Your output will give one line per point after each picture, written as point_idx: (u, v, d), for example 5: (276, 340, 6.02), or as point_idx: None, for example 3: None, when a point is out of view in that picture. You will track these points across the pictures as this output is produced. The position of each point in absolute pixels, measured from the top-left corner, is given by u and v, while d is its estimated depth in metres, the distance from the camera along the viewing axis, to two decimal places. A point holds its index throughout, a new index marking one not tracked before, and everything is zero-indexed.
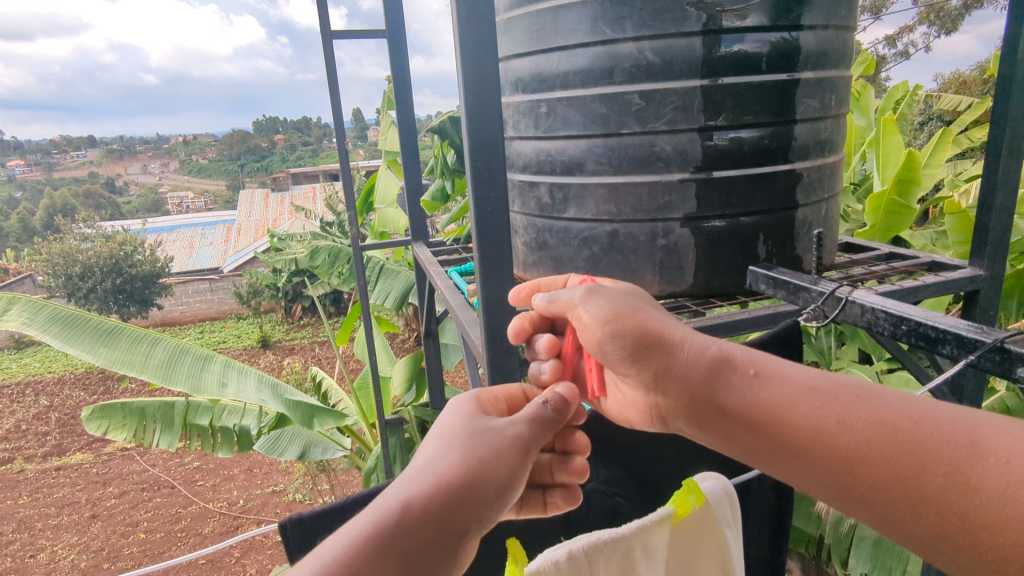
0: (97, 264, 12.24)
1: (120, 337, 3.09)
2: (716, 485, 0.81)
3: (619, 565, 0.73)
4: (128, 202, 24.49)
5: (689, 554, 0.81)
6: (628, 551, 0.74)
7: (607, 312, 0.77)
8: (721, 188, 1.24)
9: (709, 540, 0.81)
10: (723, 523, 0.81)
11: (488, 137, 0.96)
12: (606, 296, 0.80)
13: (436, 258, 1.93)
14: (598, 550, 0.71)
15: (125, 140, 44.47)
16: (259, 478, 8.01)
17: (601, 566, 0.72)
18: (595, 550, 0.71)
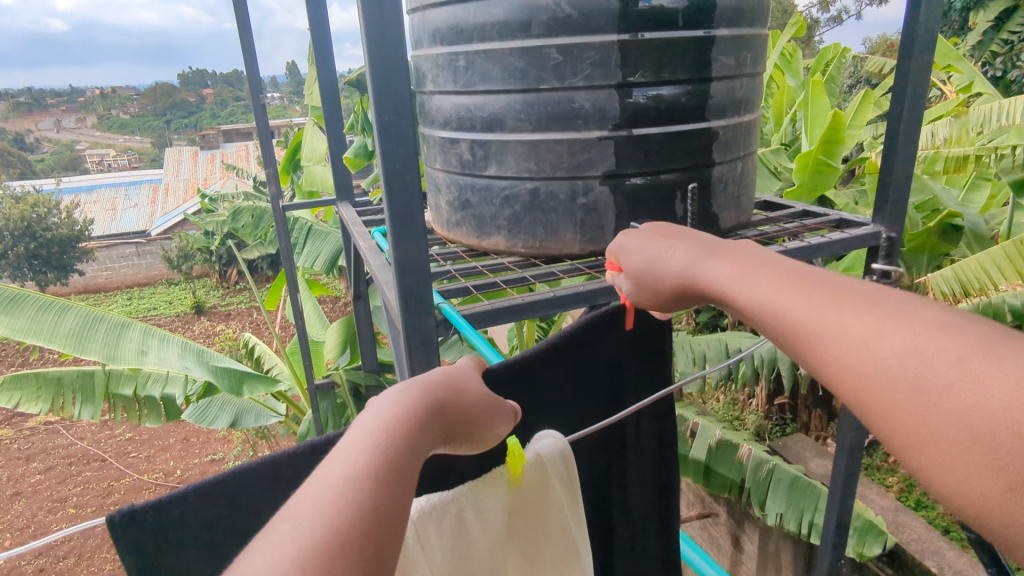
0: (7, 228, 11.41)
1: (24, 304, 2.90)
2: (550, 445, 0.86)
3: (451, 528, 0.79)
4: (40, 161, 22.73)
5: (529, 513, 0.86)
6: (458, 513, 0.79)
7: (643, 271, 0.83)
8: (640, 146, 1.24)
9: (546, 499, 0.86)
10: (555, 482, 0.86)
11: (395, 89, 0.92)
12: (637, 265, 0.84)
13: (360, 219, 1.88)
14: (427, 516, 0.77)
15: (38, 92, 41.46)
16: (197, 448, 7.81)
17: (431, 533, 0.77)
18: (423, 519, 0.76)
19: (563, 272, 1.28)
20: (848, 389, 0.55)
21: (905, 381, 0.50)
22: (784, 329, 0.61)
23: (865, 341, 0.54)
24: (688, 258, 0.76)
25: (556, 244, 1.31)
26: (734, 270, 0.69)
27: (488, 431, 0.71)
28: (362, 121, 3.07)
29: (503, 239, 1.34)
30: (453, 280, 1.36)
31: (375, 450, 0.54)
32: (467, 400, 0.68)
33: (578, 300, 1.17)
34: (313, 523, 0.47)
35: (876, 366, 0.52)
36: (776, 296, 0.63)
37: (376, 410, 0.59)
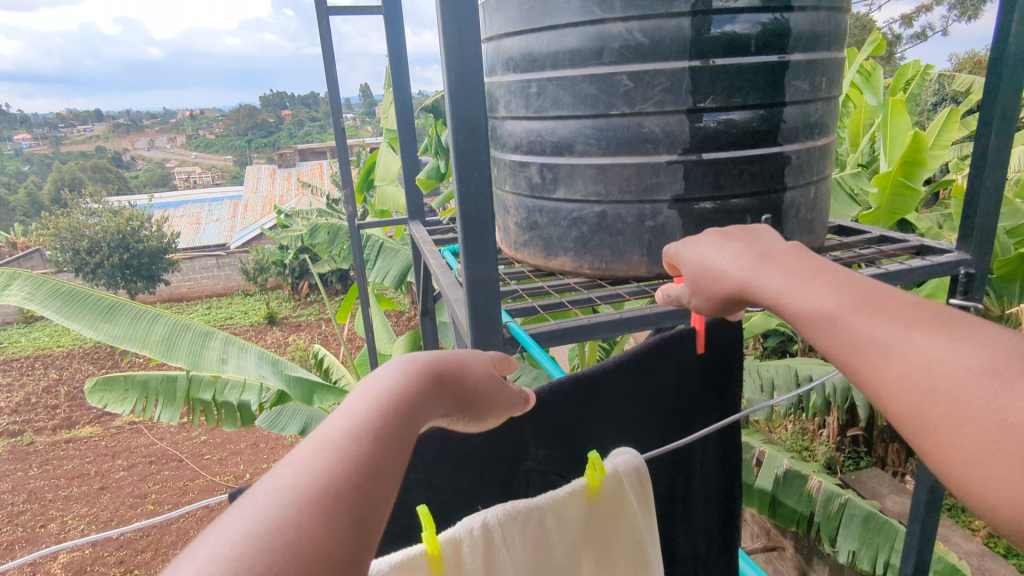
0: (104, 239, 12.35)
1: (121, 313, 3.13)
2: (627, 461, 0.87)
3: (534, 534, 0.80)
4: (134, 177, 24.41)
5: (605, 521, 0.87)
6: (541, 520, 0.80)
7: (701, 277, 0.81)
8: (710, 171, 1.24)
9: (622, 510, 0.87)
10: (631, 494, 0.86)
11: (471, 117, 0.97)
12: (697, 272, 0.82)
13: (431, 237, 1.95)
14: (513, 518, 0.77)
15: (135, 114, 44.80)
16: (265, 453, 8.12)
17: (516, 536, 0.78)
18: (510, 520, 0.77)
19: (629, 293, 1.29)
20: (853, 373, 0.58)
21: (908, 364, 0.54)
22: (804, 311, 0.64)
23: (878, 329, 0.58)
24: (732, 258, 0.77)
25: (623, 266, 1.32)
26: (764, 268, 0.72)
27: (488, 408, 0.71)
28: (436, 143, 3.16)
29: (569, 260, 1.37)
30: (521, 298, 1.38)
31: (387, 402, 0.55)
32: (472, 371, 0.69)
33: (645, 322, 1.18)
34: (326, 470, 0.47)
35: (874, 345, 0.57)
36: (802, 287, 0.66)
37: (378, 376, 0.59)
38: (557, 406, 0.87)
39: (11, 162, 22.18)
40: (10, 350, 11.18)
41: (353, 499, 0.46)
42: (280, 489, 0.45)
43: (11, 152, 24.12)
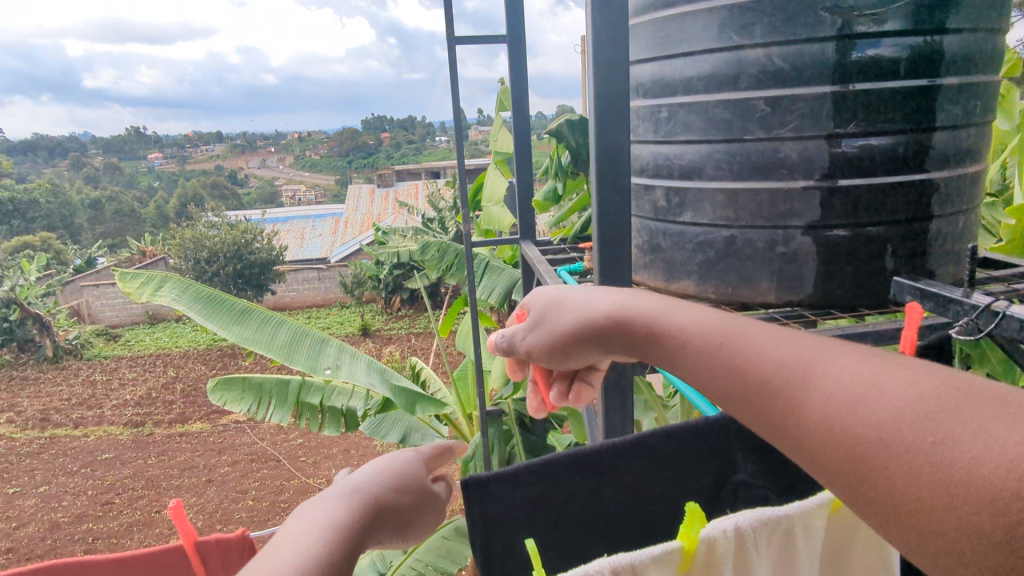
0: (222, 250, 13.42)
1: (252, 317, 3.43)
2: None
3: (781, 545, 0.73)
4: (248, 194, 26.40)
5: (845, 539, 0.79)
6: (790, 530, 0.73)
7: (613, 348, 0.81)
8: (847, 197, 1.21)
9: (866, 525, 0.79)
10: None
11: (615, 142, 1.04)
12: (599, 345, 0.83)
13: (546, 258, 2.00)
14: (763, 525, 0.72)
15: (250, 137, 48.55)
16: (356, 459, 8.05)
17: (763, 547, 0.72)
18: (760, 526, 0.71)
19: (757, 319, 1.27)
20: (772, 400, 0.58)
21: (843, 375, 0.53)
22: (691, 335, 0.69)
23: (789, 348, 0.59)
24: (606, 292, 0.85)
25: (749, 291, 1.31)
26: (628, 297, 0.81)
27: (427, 520, 0.72)
28: (556, 166, 3.26)
29: (691, 283, 1.37)
30: None
31: (318, 557, 0.58)
32: (408, 487, 0.70)
33: None
34: None
35: (800, 366, 0.57)
36: (675, 310, 0.74)
37: (308, 518, 0.62)
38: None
39: (147, 179, 24.65)
40: (136, 349, 12.21)
41: None
42: None
43: (144, 169, 26.63)
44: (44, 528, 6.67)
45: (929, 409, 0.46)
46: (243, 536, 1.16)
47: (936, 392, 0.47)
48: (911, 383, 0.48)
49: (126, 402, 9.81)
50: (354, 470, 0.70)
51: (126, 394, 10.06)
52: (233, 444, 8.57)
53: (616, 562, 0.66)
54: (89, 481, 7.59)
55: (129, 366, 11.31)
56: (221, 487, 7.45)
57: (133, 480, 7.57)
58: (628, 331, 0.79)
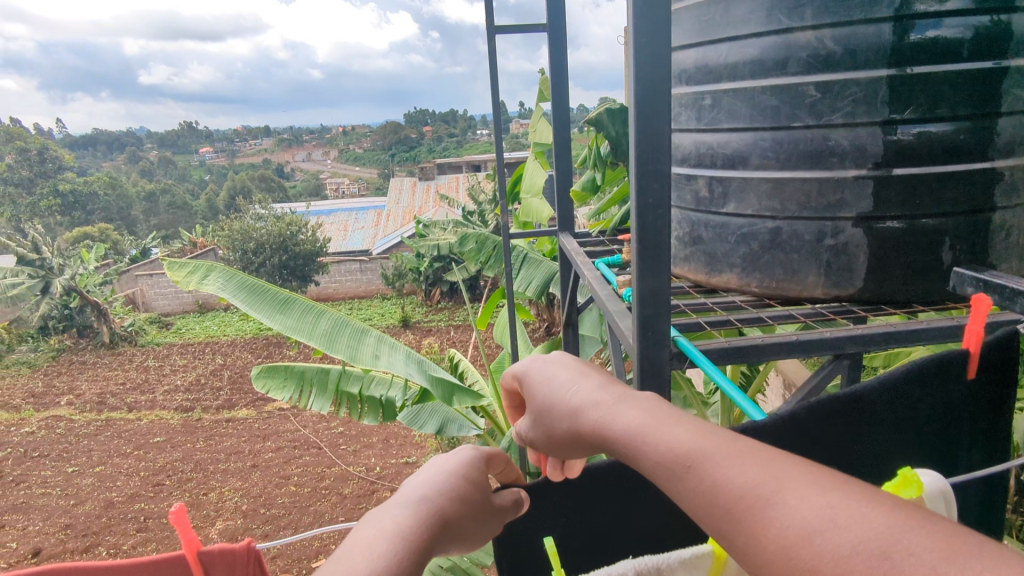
0: (268, 242, 13.77)
1: (294, 307, 3.50)
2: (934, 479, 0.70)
3: None
4: (293, 188, 26.97)
5: None
6: None
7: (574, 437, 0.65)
8: (901, 187, 1.15)
9: None
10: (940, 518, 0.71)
11: (655, 130, 1.01)
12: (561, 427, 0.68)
13: (584, 250, 1.97)
14: None
15: (296, 132, 49.61)
16: (395, 449, 8.13)
17: None
18: None
19: (803, 314, 1.22)
20: (732, 533, 0.46)
21: (806, 512, 0.42)
22: (657, 458, 0.53)
23: (748, 473, 0.46)
24: (583, 385, 0.67)
25: (795, 285, 1.26)
26: (598, 402, 0.63)
27: (485, 531, 0.68)
28: (596, 156, 3.22)
29: (734, 275, 1.33)
30: (682, 314, 1.36)
31: (396, 560, 0.54)
32: (470, 493, 0.66)
33: (820, 346, 1.14)
34: None
35: (761, 493, 0.45)
36: (652, 425, 0.56)
37: (378, 524, 0.58)
38: (819, 423, 0.78)
39: (197, 172, 25.42)
40: (186, 337, 12.63)
41: None
42: None
43: (196, 163, 27.52)
44: (99, 506, 6.96)
45: (888, 549, 0.38)
46: (248, 547, 1.19)
47: (897, 521, 0.39)
48: (869, 515, 0.40)
49: (177, 387, 10.19)
50: (413, 476, 0.66)
51: (177, 380, 10.44)
52: (277, 431, 8.78)
53: (642, 563, 0.70)
54: (141, 462, 7.88)
55: (180, 352, 11.71)
56: (265, 473, 7.64)
57: (182, 463, 7.83)
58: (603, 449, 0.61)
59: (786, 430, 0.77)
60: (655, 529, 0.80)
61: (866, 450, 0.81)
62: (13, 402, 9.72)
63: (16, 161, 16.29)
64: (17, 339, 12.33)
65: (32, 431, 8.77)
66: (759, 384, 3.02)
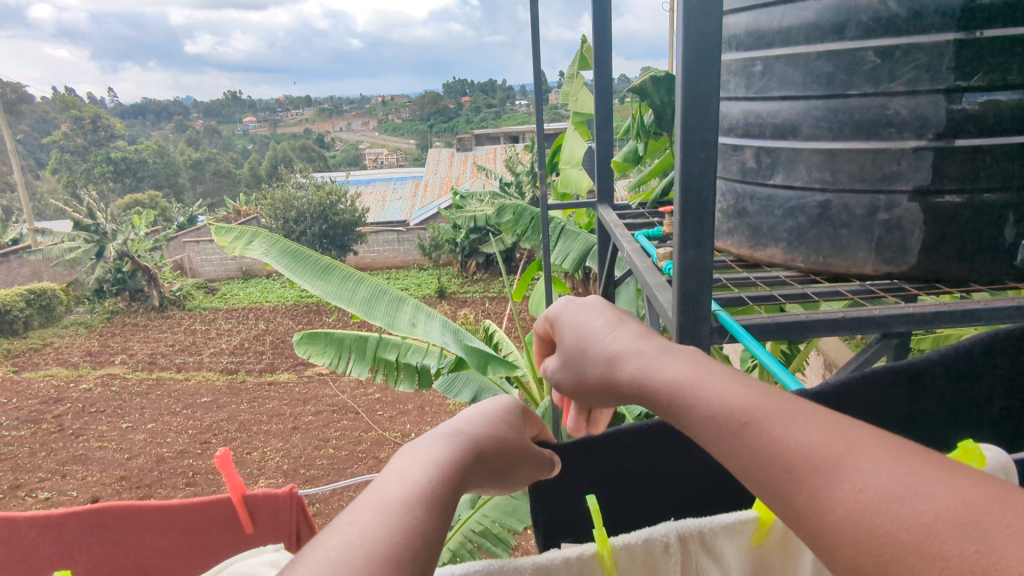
0: (309, 211, 14.00)
1: (334, 273, 3.57)
2: (996, 456, 0.66)
3: None
4: (333, 158, 27.25)
5: None
6: None
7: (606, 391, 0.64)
8: (964, 160, 1.09)
9: None
10: None
11: (705, 91, 0.97)
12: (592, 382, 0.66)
13: (623, 221, 1.95)
14: None
15: (336, 101, 49.86)
16: (430, 416, 8.28)
17: None
18: None
19: (850, 291, 1.17)
20: (798, 496, 0.45)
21: (880, 475, 0.41)
22: (705, 419, 0.52)
23: (812, 435, 0.45)
24: (624, 336, 0.65)
25: (844, 261, 1.22)
26: (641, 353, 0.61)
27: (522, 472, 0.70)
28: (638, 125, 3.16)
29: (778, 249, 1.30)
30: (723, 288, 1.33)
31: (427, 485, 0.54)
32: (505, 435, 0.67)
33: (869, 324, 1.09)
34: (380, 533, 0.47)
35: (826, 455, 0.44)
36: (702, 378, 0.55)
37: (413, 454, 0.58)
38: (872, 395, 0.77)
39: (241, 141, 25.90)
40: (231, 302, 13.01)
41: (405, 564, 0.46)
42: (326, 555, 0.45)
43: (240, 132, 28.02)
44: (151, 461, 7.31)
45: (980, 517, 0.37)
46: (288, 495, 1.20)
47: (986, 495, 0.38)
48: (951, 486, 0.39)
49: (222, 350, 10.56)
50: (452, 418, 0.67)
51: (222, 343, 10.81)
52: (317, 395, 9.03)
53: (684, 526, 0.69)
54: (189, 420, 8.23)
55: (225, 317, 12.09)
56: (306, 434, 7.89)
57: (228, 422, 8.15)
58: (644, 400, 0.60)
59: (836, 399, 0.77)
60: (690, 496, 0.81)
61: (921, 423, 0.79)
62: (72, 360, 10.25)
63: (71, 129, 16.91)
64: (74, 301, 12.93)
65: (90, 387, 9.24)
66: (800, 363, 2.95)
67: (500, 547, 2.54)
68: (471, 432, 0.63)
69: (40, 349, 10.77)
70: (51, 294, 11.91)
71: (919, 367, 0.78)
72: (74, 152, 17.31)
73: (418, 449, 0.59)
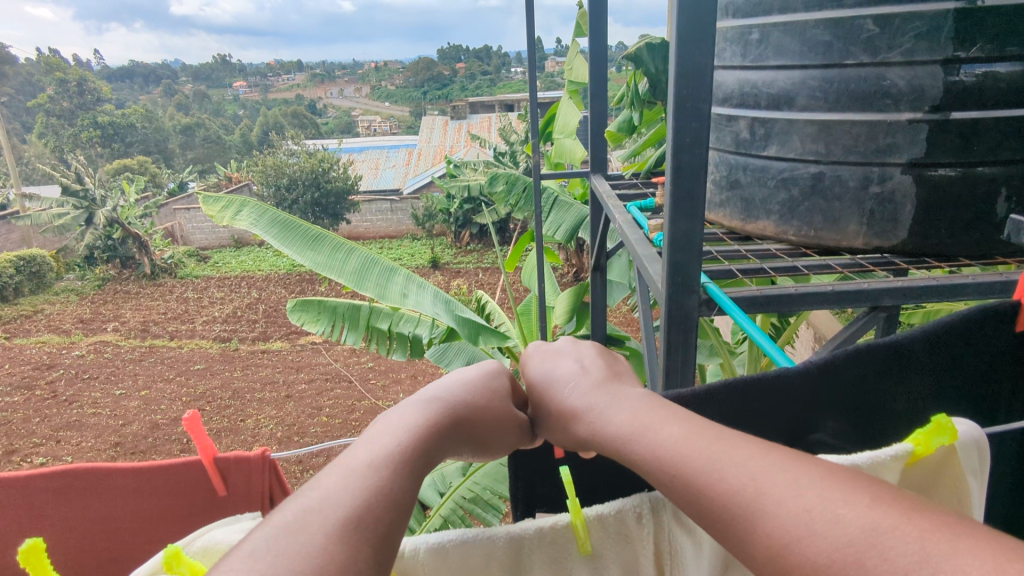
0: (301, 178, 13.83)
1: (324, 243, 3.54)
2: (971, 430, 0.66)
3: None
4: (326, 125, 26.82)
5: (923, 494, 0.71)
6: None
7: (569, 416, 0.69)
8: (960, 133, 1.08)
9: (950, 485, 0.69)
10: (971, 473, 0.66)
11: (697, 62, 0.95)
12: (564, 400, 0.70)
13: (616, 192, 1.93)
14: None
15: (327, 67, 48.87)
16: (424, 385, 8.32)
17: None
18: None
19: (840, 265, 1.17)
20: (725, 534, 0.50)
21: (786, 515, 0.46)
22: (648, 456, 0.57)
23: (733, 476, 0.50)
24: (576, 383, 0.71)
25: (834, 235, 1.22)
26: (589, 401, 0.67)
27: (503, 443, 0.71)
28: (633, 94, 3.10)
29: (769, 222, 1.29)
30: (714, 261, 1.32)
31: (400, 448, 0.54)
32: (490, 406, 0.68)
33: (857, 298, 1.10)
34: (343, 498, 0.48)
35: (742, 498, 0.49)
36: (648, 423, 0.59)
37: (390, 419, 0.59)
38: (857, 369, 0.77)
39: (231, 106, 25.41)
40: (223, 270, 12.94)
41: (367, 532, 0.47)
42: (287, 518, 0.46)
43: (230, 96, 27.52)
44: (146, 427, 7.34)
45: (860, 554, 0.42)
46: (263, 457, 1.13)
47: (874, 521, 0.43)
48: (841, 516, 0.44)
49: (215, 318, 10.53)
50: (436, 383, 0.68)
51: (214, 311, 10.78)
52: (310, 363, 9.04)
53: (657, 496, 0.69)
54: (183, 388, 8.25)
55: (217, 285, 12.03)
56: (299, 403, 7.92)
57: (221, 390, 8.18)
58: (595, 445, 0.65)
59: (822, 374, 0.77)
60: None
61: (901, 403, 0.80)
62: (63, 327, 10.19)
63: (57, 93, 16.54)
64: (65, 267, 12.82)
65: (83, 354, 9.23)
66: (790, 337, 2.96)
67: (490, 514, 2.56)
68: (453, 402, 0.64)
69: (31, 316, 10.71)
70: (41, 261, 11.80)
71: (898, 350, 0.78)
72: (61, 116, 16.98)
73: (395, 416, 0.60)
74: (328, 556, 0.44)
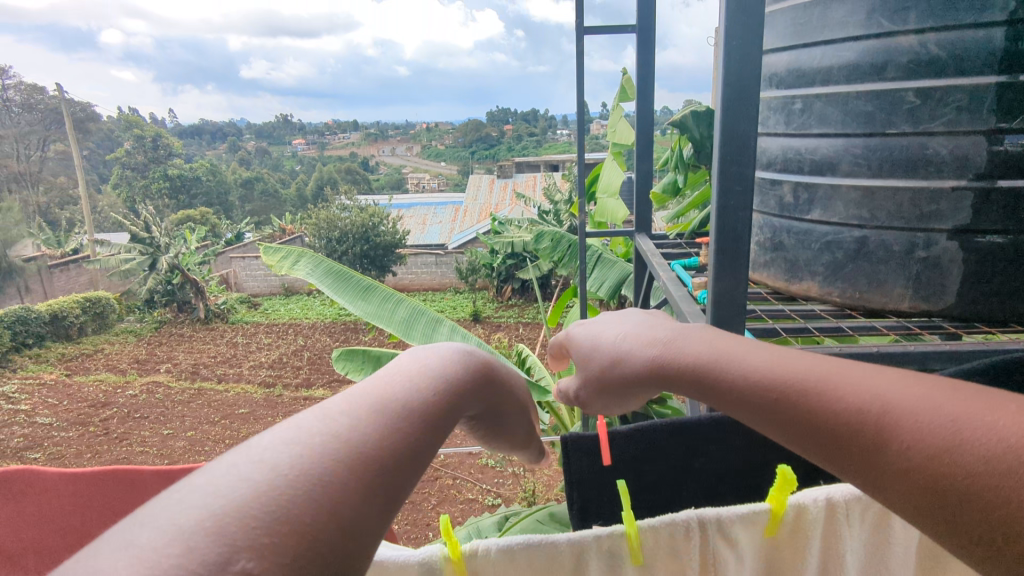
0: (351, 231, 14.35)
1: (374, 293, 3.67)
2: None
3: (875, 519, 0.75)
4: (377, 181, 27.88)
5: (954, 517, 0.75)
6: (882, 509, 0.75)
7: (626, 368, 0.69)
8: (1007, 202, 1.10)
9: None
10: None
11: (739, 129, 1.02)
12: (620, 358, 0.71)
13: (660, 250, 1.98)
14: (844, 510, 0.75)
15: (381, 127, 51.23)
16: (461, 439, 8.28)
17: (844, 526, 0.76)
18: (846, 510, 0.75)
19: (886, 327, 1.19)
20: (841, 444, 0.49)
21: (917, 415, 0.45)
22: (744, 379, 0.56)
23: (853, 387, 0.49)
24: (647, 327, 0.70)
25: (880, 296, 1.26)
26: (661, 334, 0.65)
27: (517, 419, 0.70)
28: (678, 158, 3.19)
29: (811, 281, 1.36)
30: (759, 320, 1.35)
31: (446, 368, 0.53)
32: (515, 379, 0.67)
33: (902, 360, 1.11)
34: (399, 401, 0.46)
35: (867, 408, 0.48)
36: (740, 353, 0.59)
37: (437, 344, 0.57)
38: None
39: (289, 162, 26.76)
40: (272, 317, 13.35)
41: (412, 442, 0.45)
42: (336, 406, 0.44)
43: (289, 153, 29.00)
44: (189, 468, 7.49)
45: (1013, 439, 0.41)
46: None
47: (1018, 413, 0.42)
48: (995, 423, 0.42)
49: (261, 363, 10.81)
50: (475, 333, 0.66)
51: (261, 356, 11.07)
52: None
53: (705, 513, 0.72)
54: (227, 431, 8.43)
55: (266, 331, 12.40)
56: None
57: None
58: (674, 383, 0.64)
59: None
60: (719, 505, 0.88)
61: None
62: (120, 366, 10.63)
63: (134, 147, 17.78)
64: (126, 309, 13.46)
65: (135, 393, 9.56)
66: None
67: None
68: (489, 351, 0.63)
69: (92, 354, 11.21)
70: (106, 302, 12.43)
71: None
72: (135, 168, 18.21)
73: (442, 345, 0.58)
74: (378, 447, 0.42)
